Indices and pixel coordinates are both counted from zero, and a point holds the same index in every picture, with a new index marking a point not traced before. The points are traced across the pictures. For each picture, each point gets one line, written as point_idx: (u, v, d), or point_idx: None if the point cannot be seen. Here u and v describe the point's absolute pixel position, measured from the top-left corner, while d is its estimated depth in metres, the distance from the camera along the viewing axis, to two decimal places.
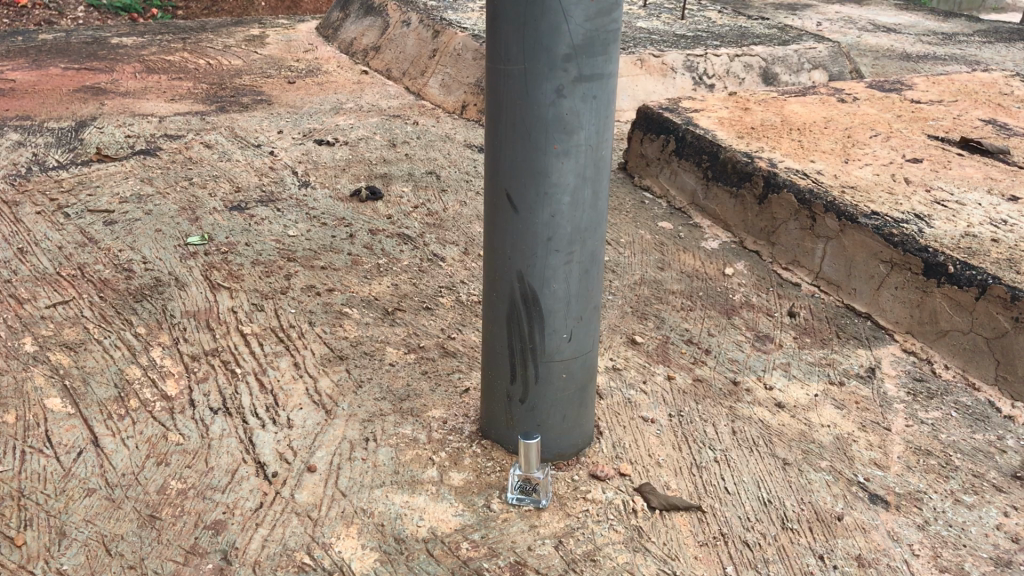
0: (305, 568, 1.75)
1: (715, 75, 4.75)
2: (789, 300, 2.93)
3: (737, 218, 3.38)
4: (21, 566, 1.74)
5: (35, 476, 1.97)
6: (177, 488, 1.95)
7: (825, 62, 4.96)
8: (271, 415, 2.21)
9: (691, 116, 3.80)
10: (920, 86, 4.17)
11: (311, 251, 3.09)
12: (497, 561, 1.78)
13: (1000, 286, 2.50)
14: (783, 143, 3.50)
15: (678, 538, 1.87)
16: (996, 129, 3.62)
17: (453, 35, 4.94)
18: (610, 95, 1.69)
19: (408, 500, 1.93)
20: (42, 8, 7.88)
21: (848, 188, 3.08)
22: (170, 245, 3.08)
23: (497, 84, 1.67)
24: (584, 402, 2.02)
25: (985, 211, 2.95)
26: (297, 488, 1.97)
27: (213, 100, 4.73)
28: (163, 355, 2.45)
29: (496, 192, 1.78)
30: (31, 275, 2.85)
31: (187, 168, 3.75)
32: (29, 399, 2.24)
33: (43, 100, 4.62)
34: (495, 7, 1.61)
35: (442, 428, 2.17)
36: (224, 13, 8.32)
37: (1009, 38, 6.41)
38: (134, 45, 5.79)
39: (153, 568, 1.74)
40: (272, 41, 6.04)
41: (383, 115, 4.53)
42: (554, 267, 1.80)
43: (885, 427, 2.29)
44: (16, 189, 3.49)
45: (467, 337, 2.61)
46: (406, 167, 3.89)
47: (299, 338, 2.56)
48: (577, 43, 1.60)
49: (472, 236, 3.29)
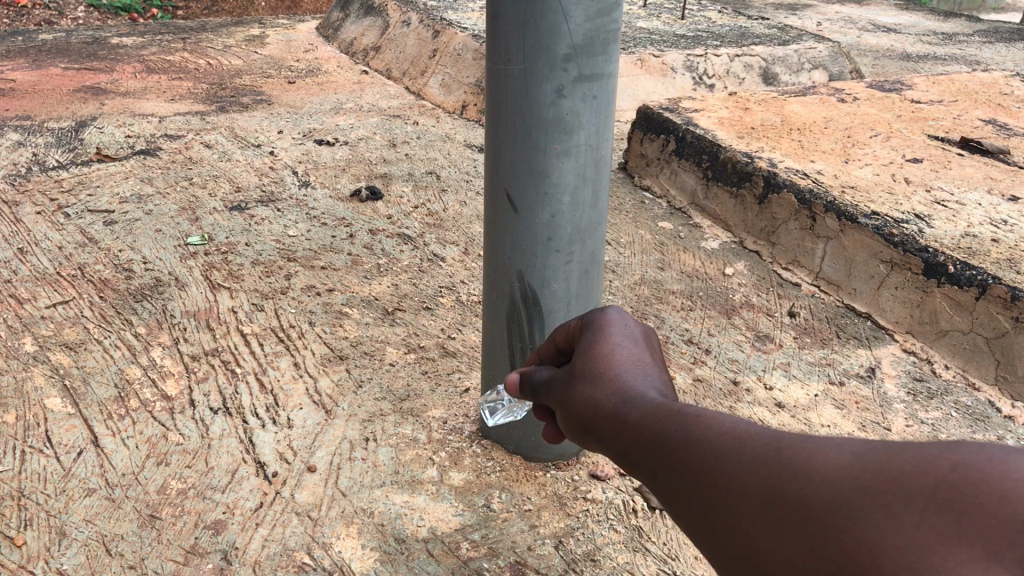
0: (304, 568, 1.75)
1: (715, 75, 4.75)
2: (789, 300, 2.93)
3: (737, 218, 3.38)
4: (20, 566, 1.74)
5: (35, 476, 1.97)
6: (177, 487, 1.95)
7: (825, 62, 4.96)
8: (270, 415, 2.21)
9: (691, 116, 3.80)
10: (920, 86, 4.17)
11: (311, 251, 3.09)
12: (497, 561, 1.78)
13: (1000, 286, 2.51)
14: (783, 144, 3.50)
15: (678, 538, 1.88)
16: (996, 129, 3.61)
17: (453, 35, 4.95)
18: (610, 95, 1.69)
19: (408, 500, 1.93)
20: (42, 8, 7.89)
21: (848, 189, 3.08)
22: (170, 245, 3.08)
23: (497, 83, 1.67)
24: None
25: (985, 211, 2.95)
26: (297, 488, 1.97)
27: (213, 100, 4.73)
28: (163, 355, 2.45)
29: (497, 192, 1.77)
30: (30, 275, 2.85)
31: (187, 168, 3.75)
32: (28, 399, 2.24)
33: (43, 99, 4.62)
34: (495, 6, 1.60)
35: (442, 428, 2.17)
36: (224, 12, 8.30)
37: (1009, 38, 6.41)
38: (134, 44, 5.79)
39: (153, 569, 1.74)
40: (272, 41, 6.04)
41: (383, 115, 4.53)
42: (554, 267, 1.80)
43: (885, 427, 2.29)
44: (16, 189, 3.49)
45: (467, 337, 2.61)
46: (406, 167, 3.89)
47: (299, 338, 2.56)
48: (578, 43, 1.58)
49: (473, 235, 3.29)
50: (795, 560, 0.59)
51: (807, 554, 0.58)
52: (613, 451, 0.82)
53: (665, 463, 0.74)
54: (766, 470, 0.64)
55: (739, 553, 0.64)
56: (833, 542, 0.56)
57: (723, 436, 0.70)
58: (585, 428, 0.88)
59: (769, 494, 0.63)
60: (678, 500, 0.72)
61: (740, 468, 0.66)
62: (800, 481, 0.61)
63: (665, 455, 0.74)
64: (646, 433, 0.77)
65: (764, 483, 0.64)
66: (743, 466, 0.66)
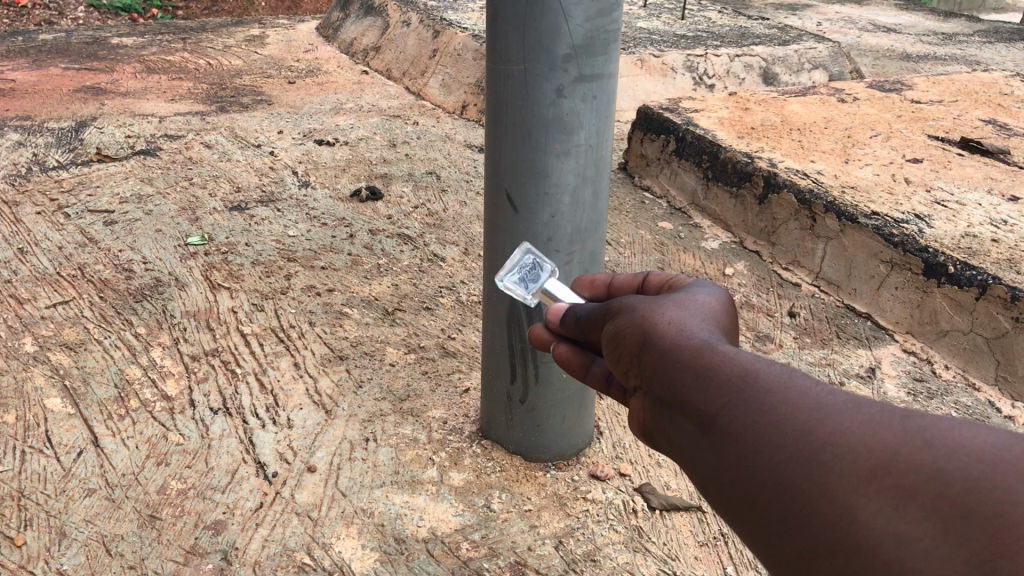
0: (304, 568, 1.75)
1: (715, 75, 4.75)
2: (789, 300, 2.93)
3: (737, 218, 3.38)
4: (21, 566, 1.74)
5: (35, 476, 1.97)
6: (177, 488, 1.95)
7: (825, 62, 4.96)
8: (270, 416, 2.21)
9: (691, 116, 3.80)
10: (920, 86, 4.17)
11: (311, 251, 3.09)
12: (497, 561, 1.78)
13: (1000, 286, 2.51)
14: (783, 144, 3.50)
15: (678, 538, 1.89)
16: (996, 129, 3.61)
17: (453, 35, 4.95)
18: (610, 95, 1.69)
19: (408, 500, 1.93)
20: (42, 8, 7.91)
21: (848, 189, 3.08)
22: (170, 245, 3.08)
23: (497, 83, 1.67)
24: (584, 402, 2.02)
25: (985, 212, 2.95)
26: (297, 488, 1.97)
27: (213, 100, 4.73)
28: (163, 355, 2.45)
29: (496, 191, 1.77)
30: (30, 275, 2.85)
31: (187, 168, 3.75)
32: (28, 399, 2.24)
33: (43, 99, 4.62)
34: (495, 6, 1.60)
35: (442, 428, 2.17)
36: (224, 12, 8.30)
37: (1009, 38, 6.41)
38: (134, 44, 5.79)
39: (153, 568, 1.74)
40: (272, 41, 6.04)
41: (383, 115, 4.53)
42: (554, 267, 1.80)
43: None
44: (15, 189, 3.50)
45: (467, 337, 2.61)
46: (406, 167, 3.89)
47: (299, 338, 2.56)
48: (577, 43, 1.58)
49: (473, 235, 3.29)
50: (917, 538, 0.54)
51: (932, 535, 0.54)
52: (675, 380, 0.74)
53: (749, 410, 0.66)
54: (881, 434, 0.58)
55: (832, 519, 0.59)
56: (980, 527, 0.52)
57: (825, 393, 0.63)
58: (643, 350, 0.79)
59: (883, 462, 0.57)
60: (759, 452, 0.64)
61: (848, 427, 0.60)
62: (932, 454, 0.56)
63: (750, 398, 0.67)
64: (732, 371, 0.69)
65: (882, 448, 0.58)
66: (853, 424, 0.60)
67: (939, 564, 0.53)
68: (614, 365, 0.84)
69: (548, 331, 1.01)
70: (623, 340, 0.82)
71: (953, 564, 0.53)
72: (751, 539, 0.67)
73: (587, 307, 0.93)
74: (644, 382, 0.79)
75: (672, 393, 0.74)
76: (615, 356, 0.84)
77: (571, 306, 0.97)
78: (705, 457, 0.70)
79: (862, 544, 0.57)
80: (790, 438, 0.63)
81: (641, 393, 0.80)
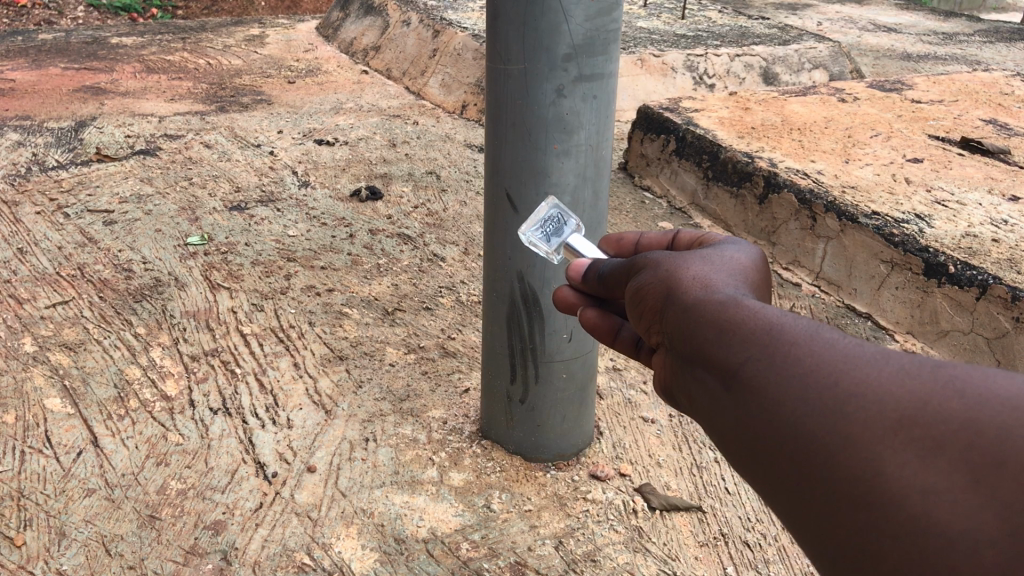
0: (304, 568, 1.75)
1: (715, 74, 4.74)
2: (789, 300, 2.93)
3: (737, 218, 3.38)
4: (20, 565, 1.73)
5: (35, 476, 1.97)
6: (177, 488, 1.95)
7: (825, 61, 4.96)
8: (270, 416, 2.21)
9: (691, 116, 3.79)
10: (920, 86, 4.16)
11: (311, 251, 3.09)
12: (497, 561, 1.78)
13: (1000, 286, 2.50)
14: (783, 143, 3.50)
15: (678, 538, 1.89)
16: (997, 129, 3.60)
17: (453, 35, 4.94)
18: (610, 95, 1.69)
19: (408, 500, 1.93)
20: (42, 8, 7.90)
21: (848, 189, 3.07)
22: (170, 245, 3.08)
23: (497, 83, 1.66)
24: (584, 402, 2.01)
25: (986, 211, 2.94)
26: (297, 488, 1.97)
27: (213, 100, 4.73)
28: (163, 355, 2.45)
29: (497, 192, 1.77)
30: (30, 275, 2.85)
31: (186, 168, 3.75)
32: (28, 399, 2.24)
33: (43, 99, 4.61)
34: (495, 7, 1.60)
35: (442, 428, 2.17)
36: (224, 12, 8.28)
37: (1009, 38, 6.40)
38: (133, 44, 5.78)
39: (153, 568, 1.74)
40: (271, 41, 6.03)
41: (383, 115, 4.52)
42: (554, 267, 1.79)
43: None
44: (15, 189, 3.49)
45: (468, 337, 2.61)
46: (406, 167, 3.88)
47: (299, 338, 2.56)
48: (577, 43, 1.58)
49: (473, 235, 3.29)
50: (943, 491, 0.53)
51: (959, 489, 0.52)
52: (696, 336, 0.71)
53: (773, 361, 0.64)
54: (909, 385, 0.56)
55: (855, 472, 0.56)
56: (1011, 478, 0.51)
57: (850, 343, 0.61)
58: (665, 305, 0.77)
59: (911, 414, 0.55)
60: (782, 404, 0.62)
61: (875, 376, 0.57)
62: (963, 403, 0.54)
63: (773, 352, 0.64)
64: (755, 323, 0.66)
65: (910, 398, 0.55)
66: (880, 374, 0.57)
67: (967, 518, 0.52)
68: (637, 322, 0.82)
69: (575, 293, 0.98)
70: (645, 296, 0.80)
71: (983, 516, 0.51)
72: (767, 495, 0.64)
73: (610, 263, 0.91)
74: (665, 337, 0.77)
75: (693, 347, 0.71)
76: (639, 314, 0.82)
77: (594, 263, 0.94)
78: (723, 412, 0.67)
79: (885, 497, 0.55)
80: (815, 388, 0.60)
81: (664, 350, 0.77)
